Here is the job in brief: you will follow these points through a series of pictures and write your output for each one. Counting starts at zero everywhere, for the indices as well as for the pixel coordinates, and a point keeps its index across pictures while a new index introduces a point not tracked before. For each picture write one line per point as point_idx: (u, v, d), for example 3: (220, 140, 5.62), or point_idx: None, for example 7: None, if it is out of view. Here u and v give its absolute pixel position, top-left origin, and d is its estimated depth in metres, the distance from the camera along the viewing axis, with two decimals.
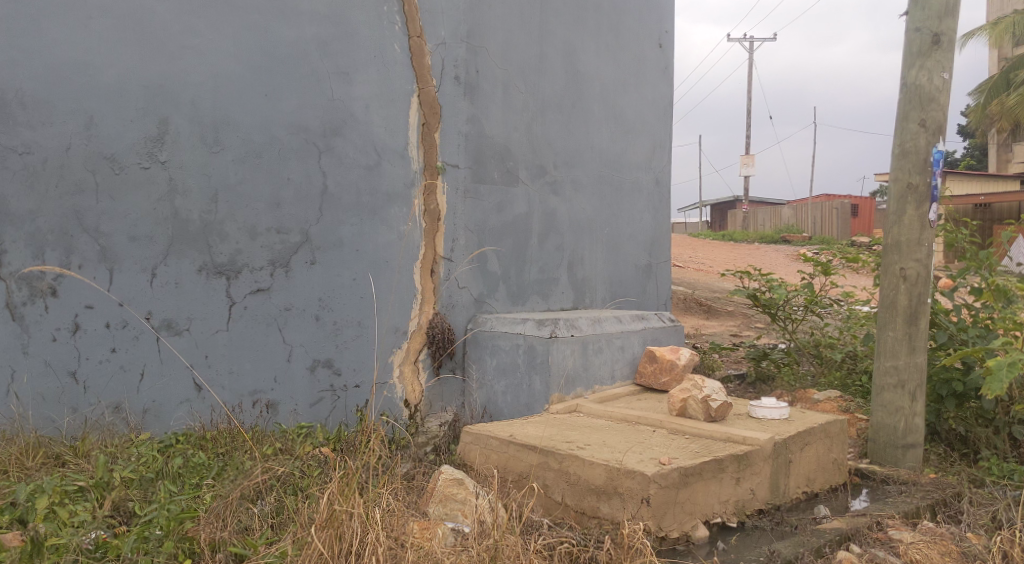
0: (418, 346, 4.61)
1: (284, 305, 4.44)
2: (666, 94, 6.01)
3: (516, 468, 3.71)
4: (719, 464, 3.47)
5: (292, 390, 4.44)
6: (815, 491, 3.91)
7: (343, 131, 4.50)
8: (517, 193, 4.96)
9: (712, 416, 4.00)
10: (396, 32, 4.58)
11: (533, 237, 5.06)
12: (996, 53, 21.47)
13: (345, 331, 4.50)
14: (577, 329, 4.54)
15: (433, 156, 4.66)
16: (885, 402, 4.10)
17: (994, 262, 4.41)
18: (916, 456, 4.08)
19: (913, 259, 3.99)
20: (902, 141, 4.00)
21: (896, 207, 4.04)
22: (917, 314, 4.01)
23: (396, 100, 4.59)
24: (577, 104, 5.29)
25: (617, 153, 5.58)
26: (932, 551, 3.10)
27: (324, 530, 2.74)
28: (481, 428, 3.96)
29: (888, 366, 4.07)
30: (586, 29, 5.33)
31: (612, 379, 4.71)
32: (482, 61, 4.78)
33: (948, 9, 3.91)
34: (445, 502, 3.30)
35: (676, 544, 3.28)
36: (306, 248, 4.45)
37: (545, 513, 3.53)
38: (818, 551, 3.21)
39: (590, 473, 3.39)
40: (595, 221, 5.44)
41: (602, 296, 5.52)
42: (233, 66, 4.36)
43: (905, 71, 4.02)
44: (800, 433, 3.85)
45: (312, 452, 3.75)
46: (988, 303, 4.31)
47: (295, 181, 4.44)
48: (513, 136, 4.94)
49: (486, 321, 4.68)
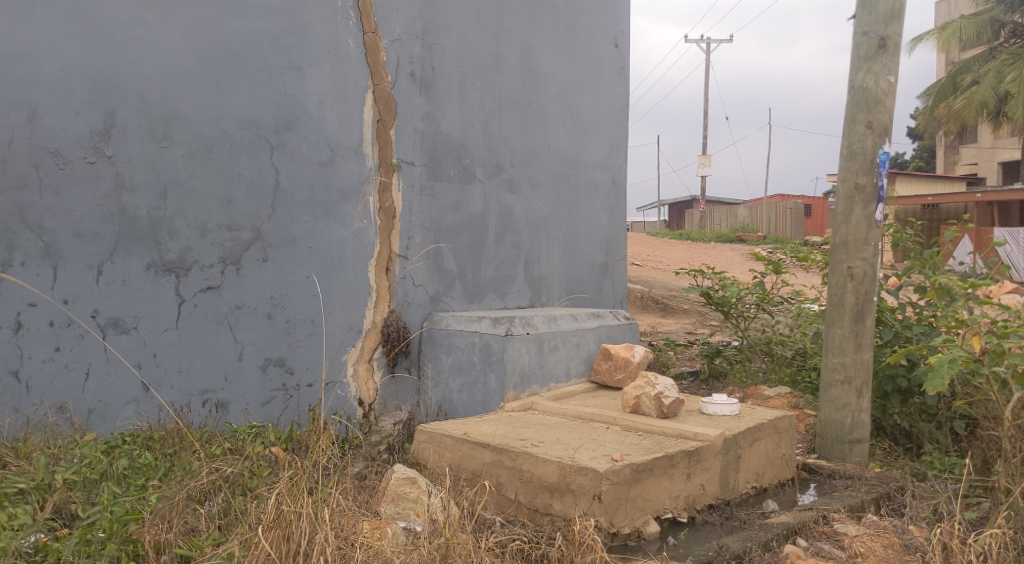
0: (373, 344, 4.56)
1: (235, 303, 4.37)
2: (622, 94, 6.05)
3: (470, 467, 3.69)
4: (671, 460, 3.51)
5: (242, 390, 4.38)
6: (764, 486, 3.98)
7: (296, 127, 4.45)
8: (473, 190, 4.93)
9: (665, 413, 4.03)
10: (350, 27, 4.54)
11: (490, 234, 5.05)
12: (943, 57, 22.00)
13: (298, 329, 4.46)
14: (532, 326, 4.54)
15: (388, 154, 4.60)
16: (833, 398, 4.18)
17: (937, 262, 4.52)
18: (862, 451, 4.17)
19: (860, 258, 4.07)
20: (850, 143, 4.09)
21: (843, 207, 4.12)
22: (863, 312, 4.09)
23: (351, 95, 4.55)
24: (534, 103, 5.30)
25: (574, 152, 5.62)
26: (876, 544, 3.20)
27: (271, 531, 2.72)
28: (435, 428, 3.93)
29: (835, 362, 4.16)
30: (543, 28, 5.34)
31: (567, 377, 4.73)
32: (438, 58, 4.72)
33: (894, 13, 3.99)
34: (397, 501, 3.28)
35: (628, 540, 3.30)
36: (257, 246, 4.39)
37: (498, 511, 3.53)
38: (766, 545, 3.26)
39: (543, 471, 3.40)
40: (552, 220, 5.46)
41: (559, 294, 5.54)
42: (183, 58, 4.29)
43: (852, 74, 4.10)
44: (750, 430, 3.90)
45: (262, 451, 3.72)
46: (932, 301, 4.41)
47: (246, 177, 4.38)
48: (469, 134, 4.91)
49: (442, 320, 4.63)
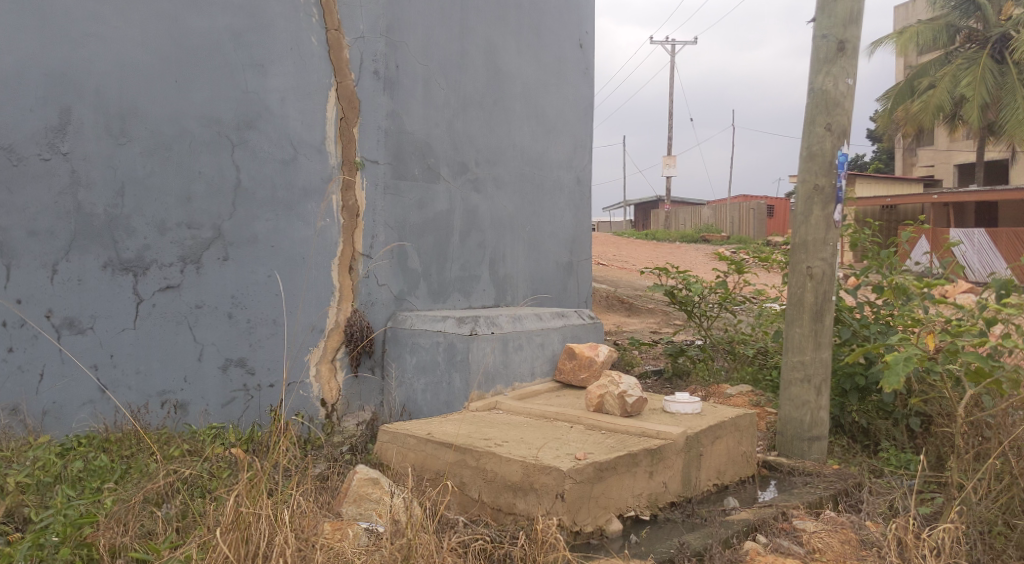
0: (336, 344, 4.53)
1: (194, 302, 4.30)
2: (586, 94, 6.08)
3: (433, 467, 3.68)
4: (634, 459, 3.52)
5: (202, 390, 4.33)
6: (725, 484, 4.02)
7: (258, 124, 4.40)
8: (438, 190, 4.92)
9: (628, 412, 4.05)
10: (313, 24, 4.49)
11: (455, 234, 5.04)
12: (901, 61, 22.43)
13: (259, 329, 4.41)
14: (496, 326, 4.53)
15: (352, 152, 4.56)
16: (793, 396, 4.23)
17: (894, 262, 4.61)
18: (821, 448, 4.23)
19: (819, 259, 4.13)
20: (810, 144, 4.14)
21: (803, 207, 4.17)
22: (822, 311, 4.15)
23: (313, 93, 4.51)
24: (498, 102, 5.30)
25: (538, 152, 5.62)
26: (834, 540, 3.28)
27: (229, 533, 2.69)
28: (398, 428, 3.90)
29: (795, 361, 4.21)
30: (507, 27, 5.33)
31: (532, 376, 4.73)
32: (402, 56, 4.70)
33: (852, 17, 4.05)
34: (359, 502, 3.27)
35: (591, 538, 3.32)
36: (218, 244, 4.34)
37: (461, 510, 3.53)
38: (726, 542, 3.29)
39: (506, 470, 3.40)
40: (517, 219, 5.46)
41: (523, 293, 5.54)
42: (141, 54, 4.21)
43: (812, 77, 4.16)
44: (712, 427, 3.94)
45: (222, 453, 3.67)
46: (889, 301, 4.50)
47: (206, 175, 4.32)
48: (434, 133, 4.90)
49: (406, 319, 4.60)
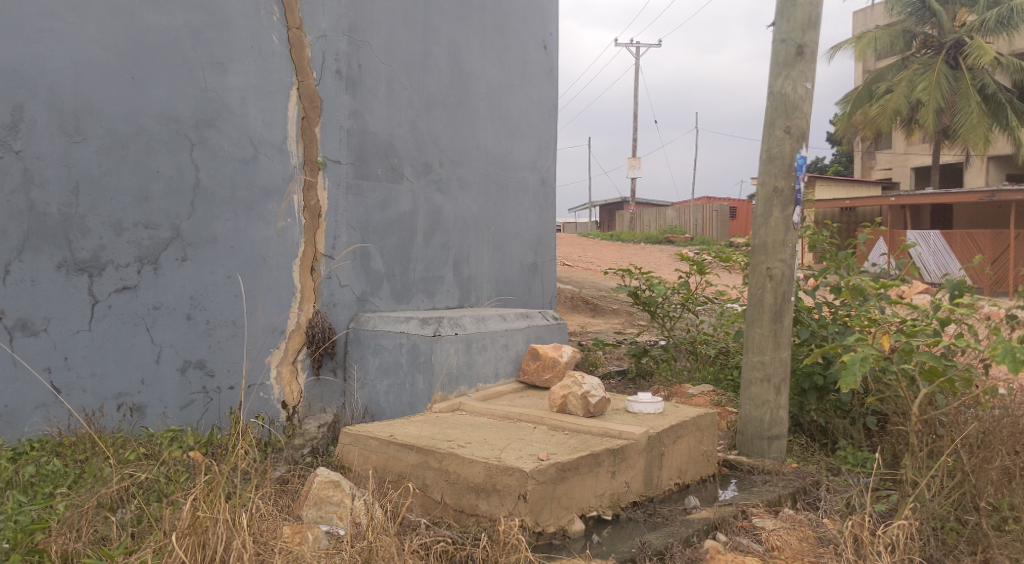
0: (297, 345, 4.49)
1: (152, 303, 4.23)
2: (550, 96, 6.09)
3: (396, 469, 3.66)
4: (596, 459, 3.54)
5: (160, 392, 4.25)
6: (686, 483, 4.05)
7: (217, 123, 4.34)
8: (401, 190, 4.90)
9: (591, 412, 4.07)
10: (274, 22, 4.45)
11: (418, 234, 5.02)
12: (860, 65, 22.83)
13: (219, 330, 4.35)
14: (460, 327, 4.52)
15: (313, 152, 4.54)
16: (753, 396, 4.28)
17: (851, 263, 4.69)
18: (780, 447, 4.29)
19: (779, 259, 4.18)
20: (769, 147, 4.20)
21: (763, 209, 4.22)
22: (781, 311, 4.21)
23: (275, 92, 4.46)
24: (462, 103, 5.29)
25: (502, 153, 5.62)
26: (792, 537, 3.33)
27: (186, 537, 2.66)
28: (360, 430, 3.88)
29: (755, 361, 4.26)
30: (471, 27, 5.32)
31: (495, 377, 4.73)
32: (364, 56, 4.68)
33: (810, 21, 4.12)
34: (320, 505, 3.21)
35: (553, 538, 3.32)
36: (176, 245, 4.27)
37: (424, 512, 3.51)
38: (687, 541, 3.32)
39: (469, 472, 3.39)
40: (481, 220, 5.45)
41: (487, 294, 5.53)
42: (97, 51, 4.12)
43: (771, 80, 4.21)
44: (673, 427, 3.97)
45: (179, 456, 3.61)
46: (846, 301, 4.57)
47: (165, 174, 4.25)
48: (397, 134, 4.88)
49: (369, 320, 4.58)
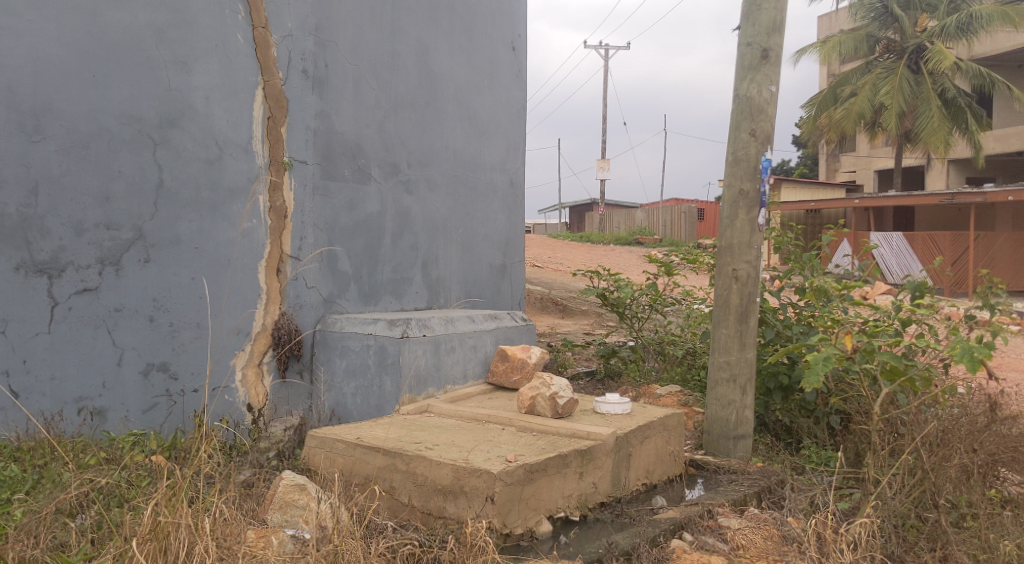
0: (263, 347, 4.45)
1: (114, 305, 4.15)
2: (519, 97, 6.10)
3: (362, 472, 3.63)
4: (564, 460, 3.54)
5: (122, 396, 4.18)
6: (653, 483, 4.07)
7: (181, 123, 4.28)
8: (368, 191, 4.88)
9: (559, 413, 4.08)
10: (239, 21, 4.40)
11: (386, 236, 5.00)
12: (824, 69, 23.16)
13: (182, 333, 4.29)
14: (428, 328, 4.50)
15: (279, 152, 4.51)
16: (719, 396, 4.32)
17: (815, 265, 4.75)
18: (745, 447, 4.33)
19: (744, 261, 4.23)
20: (735, 150, 4.24)
21: (729, 211, 4.26)
22: (747, 312, 4.25)
23: (240, 91, 4.42)
24: (430, 103, 5.27)
25: (471, 154, 5.62)
26: (756, 536, 3.36)
27: (147, 542, 2.63)
28: (327, 432, 3.85)
29: (721, 361, 4.30)
30: (439, 28, 5.31)
31: (464, 379, 4.71)
32: (331, 55, 4.66)
33: (774, 25, 4.17)
34: (285, 509, 3.18)
35: (520, 540, 3.31)
36: (139, 246, 4.20)
37: (391, 515, 3.49)
38: (653, 541, 3.33)
39: (437, 474, 3.38)
40: (450, 221, 5.44)
41: (456, 296, 5.52)
42: (56, 49, 4.03)
43: (737, 83, 4.26)
44: (641, 427, 3.99)
45: (141, 461, 3.56)
46: (810, 302, 4.63)
47: (127, 174, 4.18)
48: (364, 134, 4.85)
49: (335, 321, 4.57)
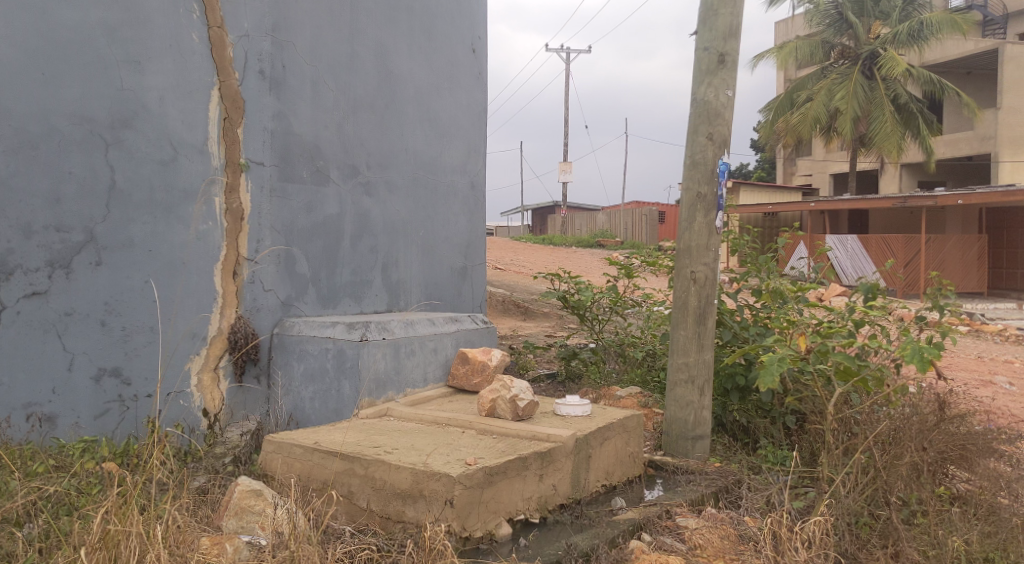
0: (219, 352, 4.38)
1: (64, 309, 4.05)
2: (480, 100, 6.09)
3: (320, 476, 3.59)
4: (524, 462, 3.55)
5: (72, 402, 4.07)
6: (613, 484, 4.09)
7: (134, 123, 4.19)
8: (327, 192, 4.84)
9: (520, 415, 4.08)
10: (194, 21, 4.33)
11: (345, 238, 4.96)
12: (781, 74, 23.55)
13: (136, 337, 4.19)
14: (387, 332, 4.48)
15: (235, 153, 4.45)
16: (677, 397, 4.35)
17: (771, 267, 4.82)
18: (703, 447, 4.37)
19: (702, 263, 4.27)
20: (693, 153, 4.28)
21: (687, 214, 4.31)
22: (705, 314, 4.30)
23: (195, 92, 4.35)
24: (390, 105, 5.24)
25: (432, 156, 5.60)
26: (713, 536, 3.40)
27: (96, 552, 2.58)
28: (284, 437, 3.80)
29: (679, 362, 4.34)
30: (399, 29, 5.28)
31: (424, 382, 4.68)
32: (288, 56, 4.63)
33: (731, 30, 4.22)
34: (241, 515, 3.12)
35: (480, 543, 3.31)
36: (90, 249, 4.10)
37: (349, 520, 3.46)
38: (612, 542, 3.35)
39: (395, 478, 3.36)
40: (410, 224, 5.42)
41: (417, 299, 5.49)
42: (4, 48, 3.93)
43: (695, 87, 4.30)
44: (600, 429, 4.00)
45: (92, 468, 3.49)
46: (767, 304, 4.69)
47: (78, 175, 4.08)
48: (323, 135, 4.82)
49: (293, 325, 4.53)
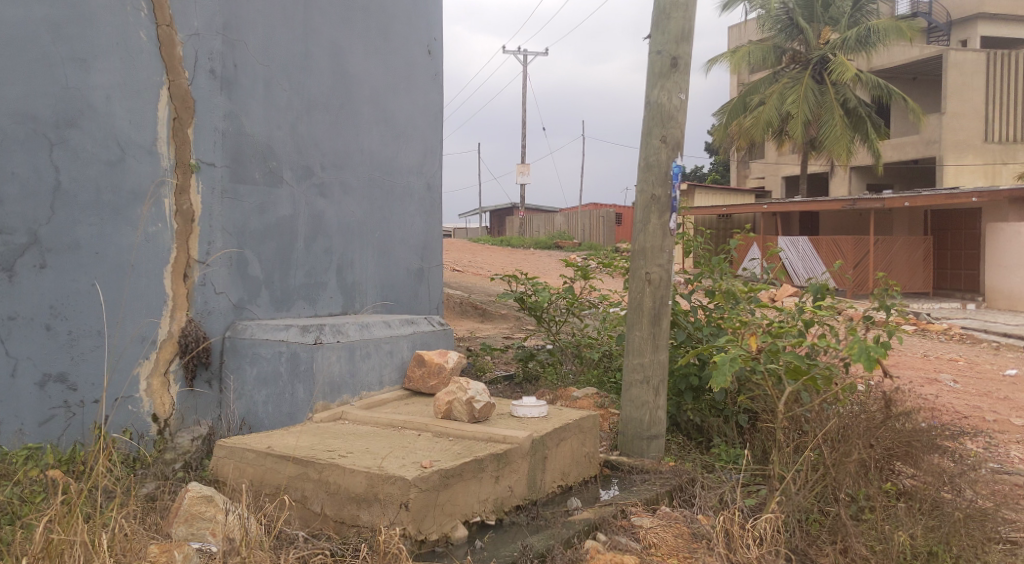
0: (169, 356, 4.29)
1: (7, 313, 3.92)
2: (436, 100, 6.06)
3: (273, 481, 3.55)
4: (479, 464, 3.54)
5: (16, 408, 3.95)
6: (569, 484, 4.12)
7: (80, 123, 4.09)
8: (280, 194, 4.79)
9: (476, 417, 4.07)
10: (142, 18, 4.23)
11: (299, 240, 4.91)
12: (735, 78, 23.88)
13: (82, 341, 4.08)
14: (342, 334, 4.44)
15: (186, 153, 4.36)
16: (633, 397, 4.39)
17: (724, 268, 4.90)
18: (658, 447, 4.41)
19: (657, 264, 4.31)
20: (647, 155, 4.33)
21: (641, 216, 4.35)
22: (659, 315, 4.34)
23: (143, 91, 4.26)
24: (345, 105, 5.20)
25: (387, 157, 5.56)
26: (667, 534, 3.46)
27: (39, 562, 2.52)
28: (236, 442, 3.74)
29: (635, 363, 4.37)
30: (354, 29, 5.24)
31: (379, 385, 4.65)
32: (240, 56, 4.57)
33: (683, 34, 4.27)
34: (191, 522, 3.06)
35: (435, 545, 3.30)
36: (34, 251, 3.98)
37: (303, 525, 3.43)
38: (568, 542, 3.37)
39: (350, 482, 3.33)
40: (365, 225, 5.38)
41: (372, 301, 5.45)
42: None
43: (648, 90, 4.34)
44: (556, 430, 4.02)
45: (37, 476, 3.41)
46: (720, 304, 4.76)
47: (21, 176, 3.97)
48: (276, 136, 4.77)
49: (246, 328, 4.46)
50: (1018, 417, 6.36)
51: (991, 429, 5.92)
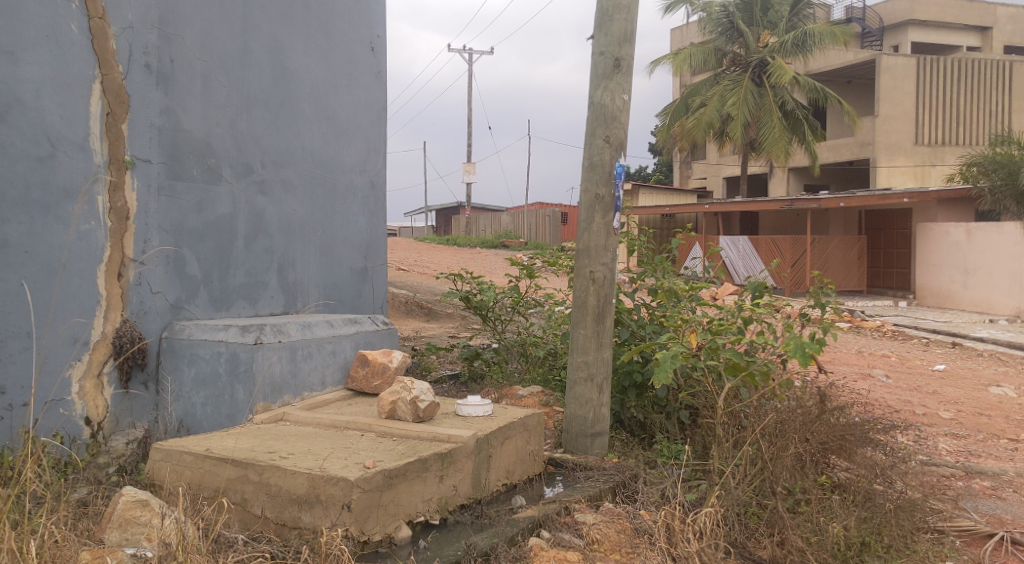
0: (103, 357, 4.18)
1: None
2: (380, 98, 6.00)
3: (212, 484, 3.48)
4: (423, 464, 3.52)
5: None
6: (514, 482, 4.12)
7: (7, 117, 3.92)
8: (219, 191, 4.70)
9: (420, 416, 4.05)
10: (73, 10, 4.10)
11: (238, 239, 4.82)
12: (678, 80, 24.24)
13: (11, 343, 3.93)
14: (283, 335, 4.37)
15: (120, 149, 4.24)
16: (577, 395, 4.42)
17: (666, 267, 4.97)
18: (602, 444, 4.45)
19: (601, 263, 4.34)
20: (590, 155, 4.36)
21: (585, 215, 4.38)
22: (603, 313, 4.38)
23: (74, 85, 4.12)
24: (285, 102, 5.13)
25: (329, 155, 5.50)
26: (610, 530, 3.48)
27: None
28: (173, 444, 3.65)
29: (579, 361, 4.40)
30: (294, 25, 5.17)
31: (322, 386, 4.59)
32: (177, 50, 4.47)
33: (626, 36, 4.32)
34: (125, 527, 2.98)
35: (379, 546, 3.28)
36: None
37: (243, 528, 3.37)
38: (512, 540, 3.38)
39: (291, 484, 3.28)
40: (307, 224, 5.31)
41: (315, 300, 5.39)
42: None
43: (591, 91, 4.38)
44: (501, 428, 4.02)
45: None
46: (662, 302, 4.83)
47: None
48: (214, 132, 4.67)
49: (183, 328, 4.35)
50: (945, 410, 6.61)
51: (920, 422, 6.12)
